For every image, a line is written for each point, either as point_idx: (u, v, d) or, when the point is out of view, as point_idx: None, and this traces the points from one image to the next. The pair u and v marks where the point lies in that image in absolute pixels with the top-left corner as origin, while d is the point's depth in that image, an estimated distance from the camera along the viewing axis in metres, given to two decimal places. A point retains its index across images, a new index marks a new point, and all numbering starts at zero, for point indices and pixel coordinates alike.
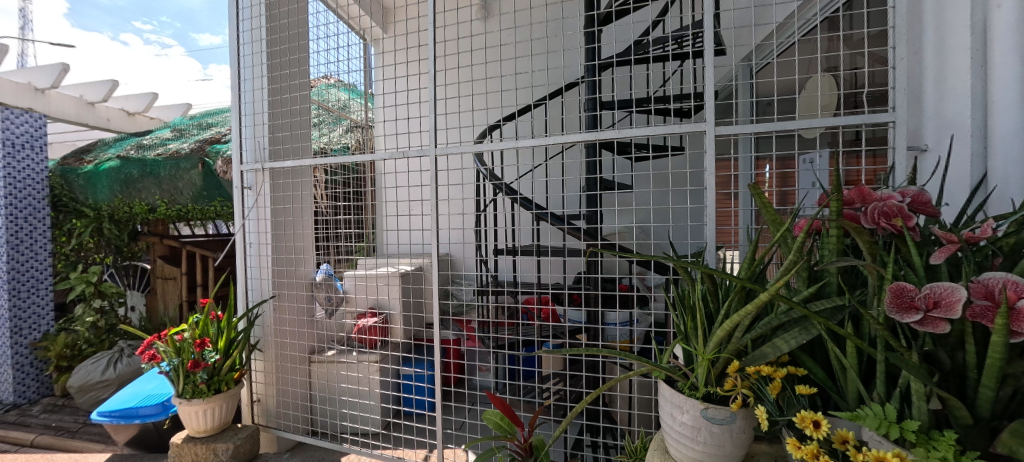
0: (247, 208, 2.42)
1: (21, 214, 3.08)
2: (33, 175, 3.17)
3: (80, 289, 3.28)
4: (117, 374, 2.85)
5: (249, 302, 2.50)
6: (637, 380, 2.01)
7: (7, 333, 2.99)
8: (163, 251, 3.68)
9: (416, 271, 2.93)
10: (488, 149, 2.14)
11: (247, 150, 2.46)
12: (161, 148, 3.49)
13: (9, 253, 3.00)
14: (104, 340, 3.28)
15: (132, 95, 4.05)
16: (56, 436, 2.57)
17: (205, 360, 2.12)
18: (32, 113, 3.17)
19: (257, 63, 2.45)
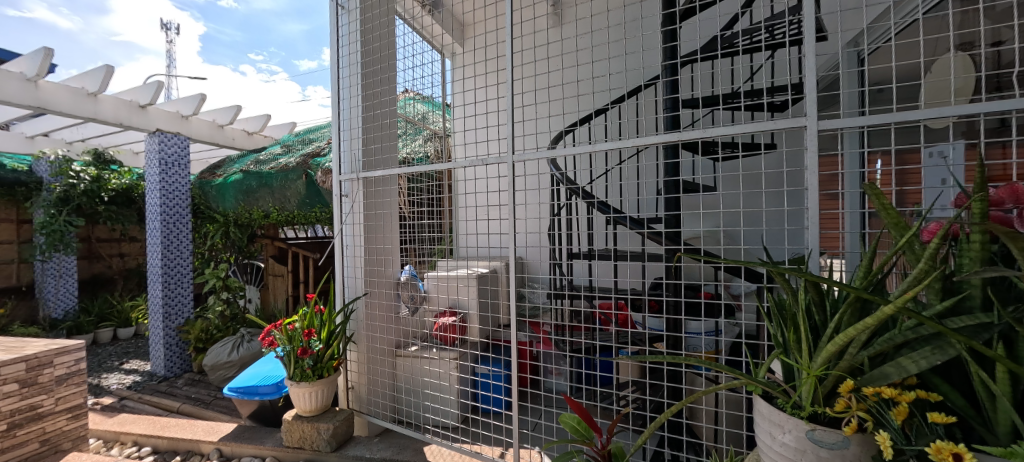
0: (345, 214, 2.71)
1: (172, 220, 3.72)
2: (180, 188, 3.81)
3: (213, 283, 3.85)
4: (239, 356, 3.33)
5: (345, 299, 2.78)
6: (725, 396, 1.88)
7: (161, 317, 3.62)
8: (273, 251, 4.21)
9: (492, 273, 3.04)
10: (563, 153, 2.15)
11: (345, 161, 2.74)
12: (273, 162, 3.98)
13: (164, 252, 3.65)
14: (229, 327, 3.83)
15: (250, 117, 4.71)
16: (195, 406, 3.06)
17: (311, 348, 2.39)
18: (179, 136, 3.80)
19: (353, 84, 2.73)
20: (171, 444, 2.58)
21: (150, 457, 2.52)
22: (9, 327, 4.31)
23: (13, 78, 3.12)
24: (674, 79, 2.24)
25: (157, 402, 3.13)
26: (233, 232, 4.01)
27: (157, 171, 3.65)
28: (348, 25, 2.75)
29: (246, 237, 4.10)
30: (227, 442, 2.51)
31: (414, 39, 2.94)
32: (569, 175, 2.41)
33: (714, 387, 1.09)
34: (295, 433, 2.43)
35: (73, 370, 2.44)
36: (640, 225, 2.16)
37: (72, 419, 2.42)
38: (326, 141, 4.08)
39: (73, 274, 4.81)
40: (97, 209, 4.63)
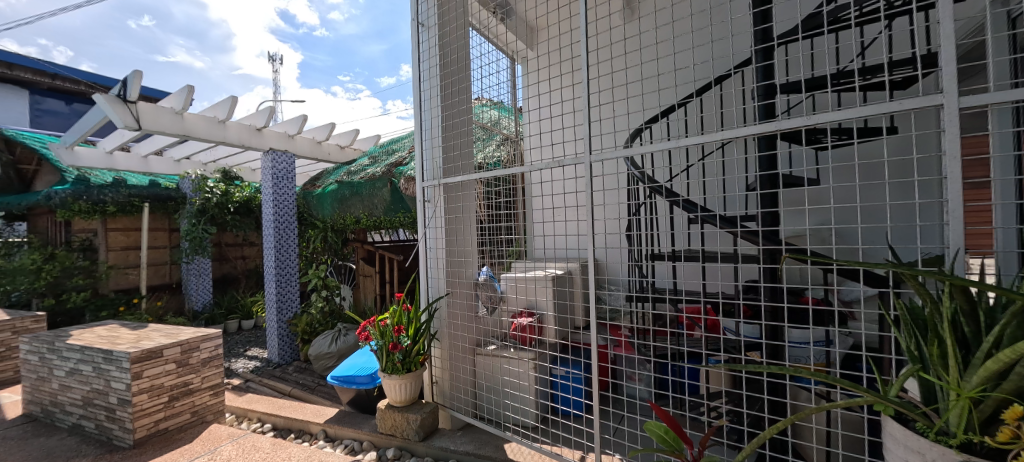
0: (427, 218, 2.88)
1: (282, 227, 4.25)
2: (288, 199, 4.33)
3: (316, 282, 4.31)
4: (338, 348, 3.70)
5: (428, 298, 2.95)
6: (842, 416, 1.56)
7: (275, 311, 4.15)
8: (363, 254, 4.61)
9: (568, 274, 3.01)
10: (643, 151, 2.07)
11: (427, 168, 2.92)
12: (362, 172, 4.35)
13: (277, 255, 4.19)
14: (328, 322, 4.26)
15: (342, 132, 5.23)
16: (304, 390, 3.45)
17: (400, 344, 2.60)
18: (284, 154, 4.34)
19: (433, 96, 2.92)
20: (287, 423, 2.94)
21: (271, 433, 2.90)
22: (165, 317, 5.25)
23: (166, 112, 3.79)
24: (767, 63, 2.04)
25: (274, 385, 3.59)
26: (330, 237, 4.55)
27: (271, 184, 4.21)
28: (429, 41, 2.93)
29: (341, 240, 4.58)
30: (331, 424, 2.81)
31: (488, 48, 3.05)
32: (648, 173, 2.32)
33: (828, 404, 0.97)
34: (388, 420, 2.64)
35: (214, 355, 2.87)
36: (731, 223, 2.00)
37: (213, 395, 2.87)
38: (408, 151, 4.37)
39: (207, 272, 5.60)
40: (225, 218, 5.45)
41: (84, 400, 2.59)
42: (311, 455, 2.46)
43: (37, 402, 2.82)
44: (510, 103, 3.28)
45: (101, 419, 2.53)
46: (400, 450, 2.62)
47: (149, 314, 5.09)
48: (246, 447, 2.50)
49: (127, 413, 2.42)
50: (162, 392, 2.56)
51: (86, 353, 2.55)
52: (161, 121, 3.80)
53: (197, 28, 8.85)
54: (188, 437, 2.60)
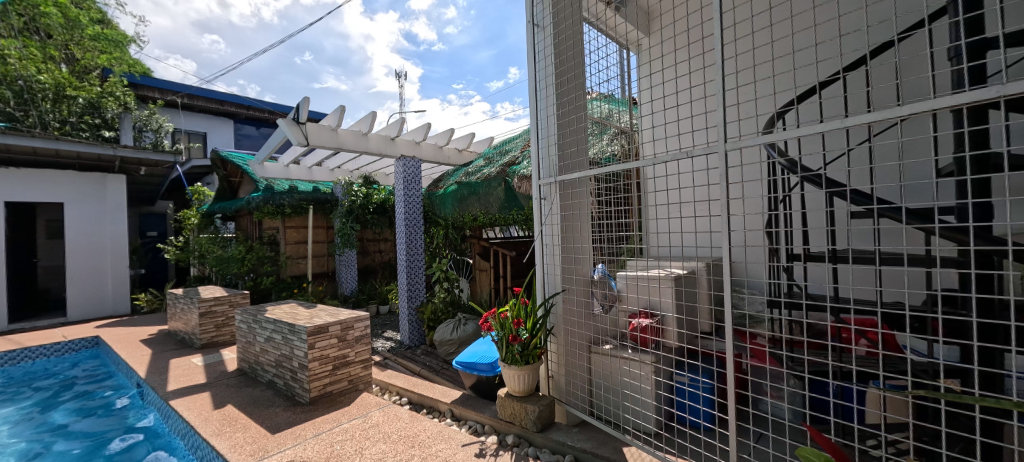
0: (543, 216, 2.99)
1: (411, 224, 4.78)
2: (416, 200, 4.84)
3: (438, 275, 4.76)
4: (460, 335, 4.03)
5: (545, 293, 3.05)
6: None
7: (407, 299, 4.69)
8: (478, 250, 5.01)
9: (690, 274, 2.75)
10: (789, 136, 1.80)
11: (543, 167, 3.02)
12: (479, 173, 4.64)
13: (408, 250, 4.74)
14: (450, 311, 4.66)
15: (459, 136, 5.66)
16: (433, 372, 3.83)
17: (520, 336, 2.73)
18: (411, 159, 4.85)
19: (548, 95, 2.99)
20: (420, 399, 3.31)
21: (407, 406, 3.30)
22: (324, 298, 6.35)
23: (325, 129, 4.56)
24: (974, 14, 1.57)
25: (407, 364, 4.07)
26: (451, 233, 4.98)
27: (402, 187, 4.75)
28: (544, 41, 2.99)
29: (460, 237, 4.99)
30: (457, 405, 3.08)
31: (603, 41, 2.96)
32: (796, 162, 2.02)
33: None
34: (507, 408, 2.79)
35: (364, 334, 3.36)
36: (922, 219, 1.61)
37: (363, 368, 3.36)
38: (520, 151, 4.54)
39: (353, 263, 6.57)
40: (367, 217, 6.34)
41: (276, 361, 3.28)
42: (442, 430, 2.73)
43: (246, 360, 3.66)
44: (623, 94, 3.03)
45: (287, 378, 3.18)
46: (519, 438, 2.75)
47: (313, 296, 6.21)
48: (390, 415, 2.89)
49: (305, 375, 3.00)
50: (328, 361, 3.10)
51: (278, 325, 3.22)
52: (321, 137, 4.58)
53: (341, 57, 10.40)
54: (347, 401, 3.10)
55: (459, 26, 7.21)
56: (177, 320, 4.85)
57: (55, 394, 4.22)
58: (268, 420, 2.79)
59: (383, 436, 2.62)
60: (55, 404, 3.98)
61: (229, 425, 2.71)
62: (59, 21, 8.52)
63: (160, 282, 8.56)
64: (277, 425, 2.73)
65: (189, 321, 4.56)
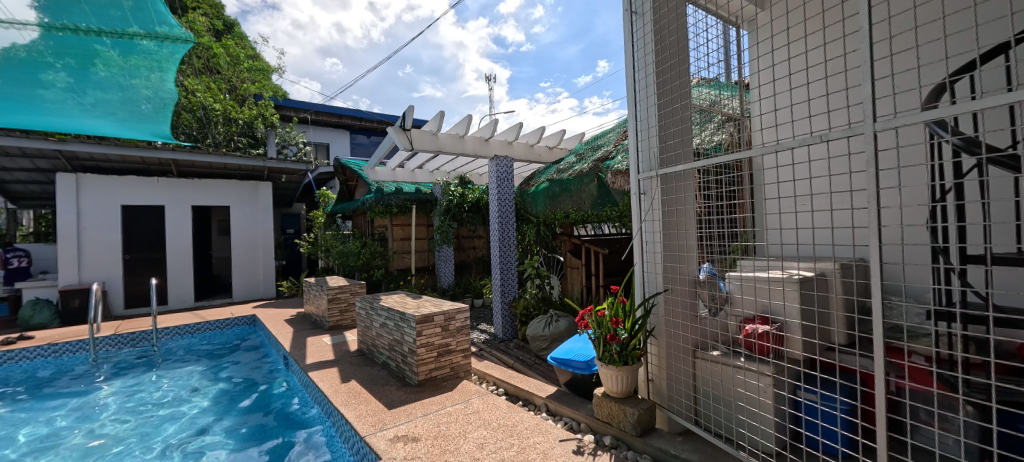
0: (643, 211, 2.89)
1: (504, 222, 4.96)
2: (508, 197, 5.00)
3: (530, 271, 4.86)
4: (551, 332, 4.12)
5: (645, 293, 2.95)
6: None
7: (500, 294, 4.88)
8: (570, 247, 5.03)
9: (820, 276, 2.41)
10: (959, 111, 1.36)
11: (642, 161, 2.92)
12: (570, 169, 4.61)
13: (502, 246, 4.94)
14: (542, 308, 4.75)
15: (550, 134, 5.72)
16: (527, 367, 3.94)
17: (618, 336, 2.66)
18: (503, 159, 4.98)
19: (648, 84, 2.85)
20: (516, 391, 3.42)
21: (504, 396, 3.44)
22: (425, 290, 6.92)
23: (426, 134, 4.91)
24: None
25: (501, 357, 4.24)
26: (542, 230, 5.05)
27: (495, 185, 4.94)
28: (643, 29, 2.85)
29: (551, 234, 5.06)
30: (552, 400, 3.12)
31: (711, 20, 2.72)
32: (974, 142, 1.62)
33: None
34: (604, 408, 2.74)
35: (464, 325, 3.57)
36: None
37: (463, 357, 3.57)
38: (613, 145, 4.44)
39: (450, 259, 6.92)
40: (462, 216, 6.73)
41: (390, 345, 3.64)
42: (539, 423, 2.78)
43: (364, 342, 4.14)
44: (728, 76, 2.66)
45: (398, 361, 3.52)
46: (616, 440, 2.68)
47: (415, 288, 6.80)
48: (489, 403, 3.03)
49: (414, 360, 3.29)
50: (434, 348, 3.35)
51: (391, 312, 3.58)
52: (424, 141, 4.95)
53: (437, 66, 11.13)
54: (449, 386, 3.33)
55: (547, 24, 7.12)
56: (310, 304, 5.69)
57: (230, 358, 5.28)
58: (385, 396, 3.13)
59: (483, 422, 2.76)
60: (230, 367, 4.97)
61: (354, 397, 3.10)
62: (226, 58, 10.67)
63: (297, 271, 10.14)
64: (392, 402, 3.04)
65: (320, 305, 5.33)
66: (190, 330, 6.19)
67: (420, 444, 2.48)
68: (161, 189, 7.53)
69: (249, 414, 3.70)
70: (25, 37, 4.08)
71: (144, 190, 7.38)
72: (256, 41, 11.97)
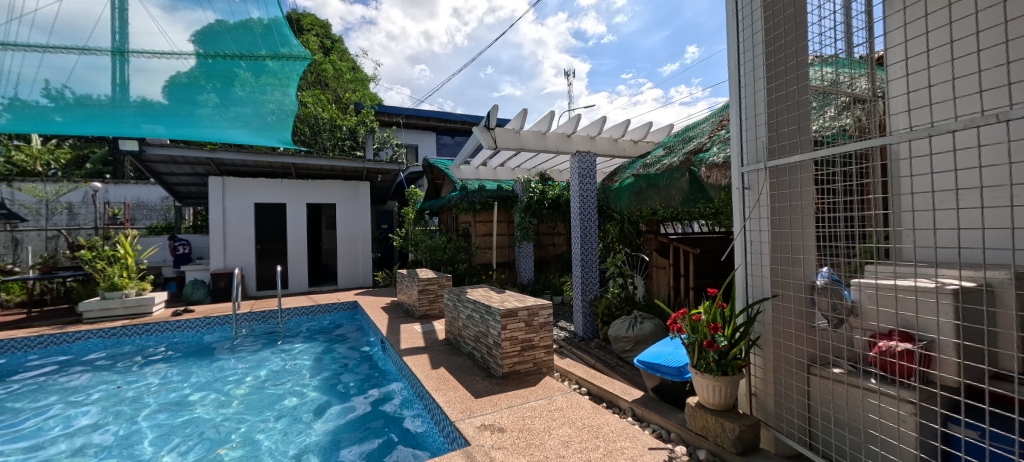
0: (748, 208, 2.64)
1: (586, 219, 4.91)
2: (589, 194, 4.93)
3: (613, 270, 4.74)
4: (635, 334, 3.98)
5: (748, 298, 2.69)
6: None
7: (581, 292, 4.84)
8: (656, 245, 4.88)
9: (987, 288, 1.95)
10: None
11: (746, 151, 2.68)
12: (658, 163, 4.36)
13: (583, 244, 4.88)
14: (624, 308, 4.59)
15: (635, 127, 5.48)
16: (609, 368, 3.86)
17: (716, 343, 2.43)
18: (586, 154, 5.01)
19: (755, 66, 2.58)
20: (600, 392, 3.35)
21: (587, 396, 3.39)
22: (505, 285, 7.10)
23: (510, 132, 4.99)
24: None
25: (582, 356, 4.21)
26: (626, 228, 4.90)
27: (577, 182, 4.90)
28: (749, 5, 2.60)
29: (636, 232, 4.97)
30: (638, 405, 3.00)
31: None
32: None
33: None
34: (698, 419, 2.55)
35: (547, 321, 3.57)
36: None
37: (546, 353, 3.58)
38: (707, 137, 4.12)
39: (530, 254, 7.02)
40: (542, 212, 6.80)
41: (475, 337, 3.80)
42: (625, 428, 2.68)
43: (451, 332, 4.37)
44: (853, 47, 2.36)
45: (484, 352, 3.65)
46: (711, 455, 2.48)
47: (497, 282, 7.04)
48: (572, 402, 3.00)
49: (498, 352, 3.39)
50: (517, 343, 3.41)
51: (477, 305, 3.73)
52: (507, 139, 5.05)
53: (516, 64, 11.30)
54: (532, 381, 3.36)
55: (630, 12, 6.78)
56: (402, 293, 6.18)
57: (336, 339, 5.95)
58: (471, 385, 3.27)
59: (568, 420, 2.73)
60: (337, 348, 5.60)
61: (443, 384, 3.29)
62: (332, 72, 12.23)
63: (390, 263, 11.11)
64: (479, 391, 3.16)
65: (411, 295, 5.75)
66: (305, 312, 7.10)
67: (506, 435, 2.54)
68: (284, 190, 8.73)
69: (353, 391, 4.13)
70: (186, 65, 5.22)
71: (271, 190, 8.62)
72: (357, 55, 13.51)
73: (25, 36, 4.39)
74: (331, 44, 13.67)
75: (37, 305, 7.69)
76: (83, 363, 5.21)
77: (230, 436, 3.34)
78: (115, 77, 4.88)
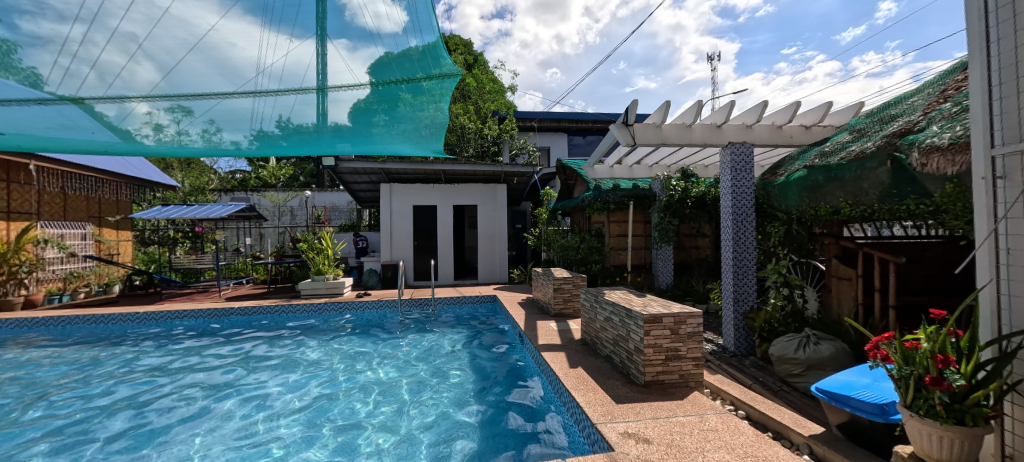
0: (1006, 205, 1.94)
1: (740, 220, 4.40)
2: (746, 191, 4.39)
3: (775, 278, 4.04)
4: (806, 357, 3.34)
5: (1005, 326, 1.97)
6: None
7: (733, 301, 4.36)
8: (837, 251, 4.14)
9: None
10: None
11: (1000, 128, 1.98)
12: (843, 151, 3.58)
13: (736, 247, 4.39)
14: (790, 324, 3.93)
15: (809, 109, 4.67)
16: (767, 390, 3.37)
17: (947, 380, 1.85)
18: (744, 144, 4.43)
19: (1016, 12, 1.89)
20: (762, 419, 2.91)
21: (746, 421, 2.98)
22: (642, 289, 6.78)
23: (650, 127, 4.73)
24: None
25: (734, 373, 3.77)
26: (796, 229, 4.17)
27: (730, 176, 4.42)
28: None
29: (807, 235, 4.24)
30: (817, 442, 2.47)
31: None
32: None
33: None
34: None
35: (696, 330, 3.25)
36: None
37: (695, 366, 3.27)
38: (920, 113, 3.19)
39: (669, 257, 6.53)
40: (684, 212, 6.27)
41: (614, 340, 3.71)
42: None
43: (587, 333, 4.37)
44: None
45: (623, 357, 3.53)
46: None
47: (632, 285, 6.76)
48: (730, 425, 2.63)
49: (640, 359, 3.23)
50: (661, 351, 3.20)
51: (616, 307, 3.65)
52: (647, 135, 4.79)
53: (650, 55, 10.62)
54: (678, 394, 3.11)
55: None
56: (538, 290, 6.44)
57: (478, 330, 6.51)
58: (612, 389, 3.19)
59: (726, 445, 2.38)
60: (477, 338, 6.12)
61: (583, 384, 3.30)
62: (474, 85, 13.48)
63: (523, 261, 11.70)
64: (620, 396, 3.07)
65: (546, 293, 5.96)
66: (452, 301, 7.97)
67: (653, 447, 2.37)
68: (435, 193, 9.95)
69: (494, 380, 4.47)
70: (363, 94, 5.28)
71: (424, 194, 9.91)
72: (495, 66, 14.63)
73: (264, 85, 4.85)
74: (473, 59, 15.13)
75: (275, 282, 10.46)
76: (301, 330, 6.86)
77: (395, 406, 3.96)
78: (319, 108, 5.36)
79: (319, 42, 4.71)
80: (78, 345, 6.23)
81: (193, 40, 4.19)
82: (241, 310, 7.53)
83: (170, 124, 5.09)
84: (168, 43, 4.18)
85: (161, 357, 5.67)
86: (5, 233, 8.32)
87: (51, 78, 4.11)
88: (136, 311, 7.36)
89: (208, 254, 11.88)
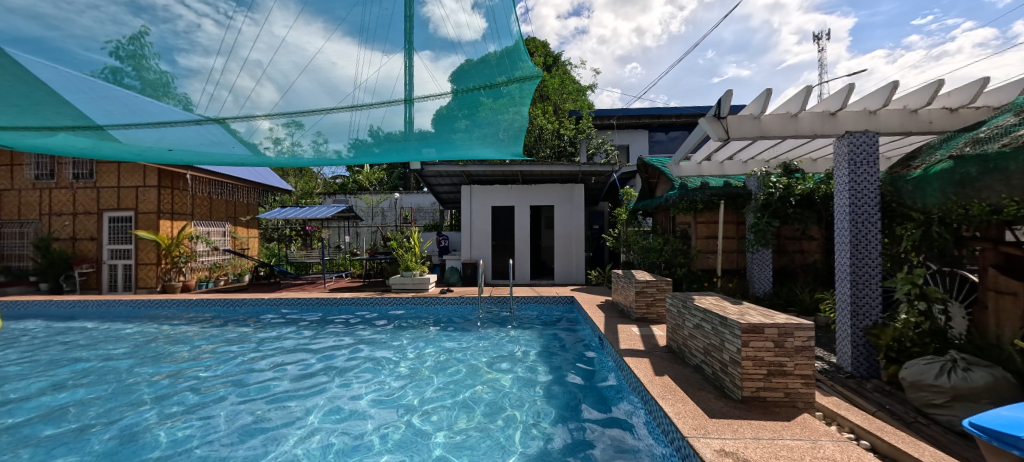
0: None
1: (860, 220, 3.85)
2: (868, 188, 3.82)
3: (906, 290, 3.45)
4: (952, 384, 2.78)
5: None
6: None
7: (850, 314, 3.83)
8: (995, 258, 3.42)
9: None
10: None
11: None
12: (1008, 137, 2.91)
13: (854, 252, 3.85)
14: (929, 344, 3.33)
15: (957, 89, 3.92)
16: (897, 420, 2.89)
17: None
18: (868, 134, 3.83)
19: None
20: (891, 452, 2.49)
21: (870, 452, 2.59)
22: (735, 296, 6.24)
23: (746, 119, 4.35)
24: None
25: (851, 396, 3.31)
26: (936, 232, 3.53)
27: (846, 171, 3.88)
28: None
29: (953, 239, 3.58)
30: None
31: None
32: None
33: None
34: None
35: (806, 345, 2.90)
36: None
37: (804, 384, 2.92)
38: None
39: (768, 262, 5.94)
40: (787, 212, 5.65)
41: (706, 349, 3.48)
42: None
43: (674, 341, 4.14)
44: None
45: (717, 368, 3.29)
46: None
47: (723, 292, 6.23)
48: (851, 455, 2.26)
49: (737, 372, 2.99)
50: (763, 365, 2.92)
51: (708, 315, 3.41)
52: (743, 128, 4.41)
53: (742, 40, 9.79)
54: (783, 414, 2.81)
55: None
56: (618, 293, 6.28)
57: (556, 331, 6.53)
58: (704, 403, 2.98)
59: None
60: (555, 339, 6.14)
61: (671, 393, 3.14)
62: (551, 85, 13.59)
63: (601, 262, 11.47)
64: (712, 411, 2.85)
65: (627, 296, 5.78)
66: (529, 300, 8.09)
67: None
68: (512, 194, 10.19)
69: (574, 382, 4.45)
70: (448, 101, 5.59)
71: (502, 195, 10.19)
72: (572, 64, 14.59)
73: (361, 99, 5.37)
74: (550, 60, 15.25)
75: (370, 276, 11.54)
76: (393, 322, 7.48)
77: (477, 399, 4.15)
78: (408, 117, 5.77)
79: (407, 55, 5.06)
80: (223, 324, 7.51)
81: (304, 61, 4.75)
82: (343, 301, 8.45)
83: (287, 137, 5.88)
84: (284, 66, 4.78)
85: (282, 338, 6.62)
86: (171, 230, 10.46)
87: (199, 102, 5.00)
88: (263, 297, 8.64)
89: (316, 250, 13.53)
